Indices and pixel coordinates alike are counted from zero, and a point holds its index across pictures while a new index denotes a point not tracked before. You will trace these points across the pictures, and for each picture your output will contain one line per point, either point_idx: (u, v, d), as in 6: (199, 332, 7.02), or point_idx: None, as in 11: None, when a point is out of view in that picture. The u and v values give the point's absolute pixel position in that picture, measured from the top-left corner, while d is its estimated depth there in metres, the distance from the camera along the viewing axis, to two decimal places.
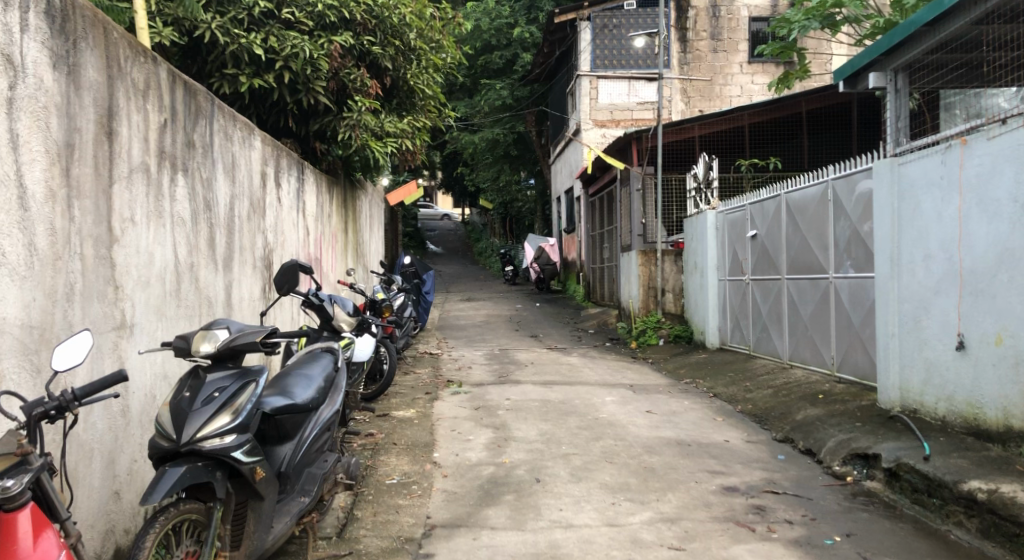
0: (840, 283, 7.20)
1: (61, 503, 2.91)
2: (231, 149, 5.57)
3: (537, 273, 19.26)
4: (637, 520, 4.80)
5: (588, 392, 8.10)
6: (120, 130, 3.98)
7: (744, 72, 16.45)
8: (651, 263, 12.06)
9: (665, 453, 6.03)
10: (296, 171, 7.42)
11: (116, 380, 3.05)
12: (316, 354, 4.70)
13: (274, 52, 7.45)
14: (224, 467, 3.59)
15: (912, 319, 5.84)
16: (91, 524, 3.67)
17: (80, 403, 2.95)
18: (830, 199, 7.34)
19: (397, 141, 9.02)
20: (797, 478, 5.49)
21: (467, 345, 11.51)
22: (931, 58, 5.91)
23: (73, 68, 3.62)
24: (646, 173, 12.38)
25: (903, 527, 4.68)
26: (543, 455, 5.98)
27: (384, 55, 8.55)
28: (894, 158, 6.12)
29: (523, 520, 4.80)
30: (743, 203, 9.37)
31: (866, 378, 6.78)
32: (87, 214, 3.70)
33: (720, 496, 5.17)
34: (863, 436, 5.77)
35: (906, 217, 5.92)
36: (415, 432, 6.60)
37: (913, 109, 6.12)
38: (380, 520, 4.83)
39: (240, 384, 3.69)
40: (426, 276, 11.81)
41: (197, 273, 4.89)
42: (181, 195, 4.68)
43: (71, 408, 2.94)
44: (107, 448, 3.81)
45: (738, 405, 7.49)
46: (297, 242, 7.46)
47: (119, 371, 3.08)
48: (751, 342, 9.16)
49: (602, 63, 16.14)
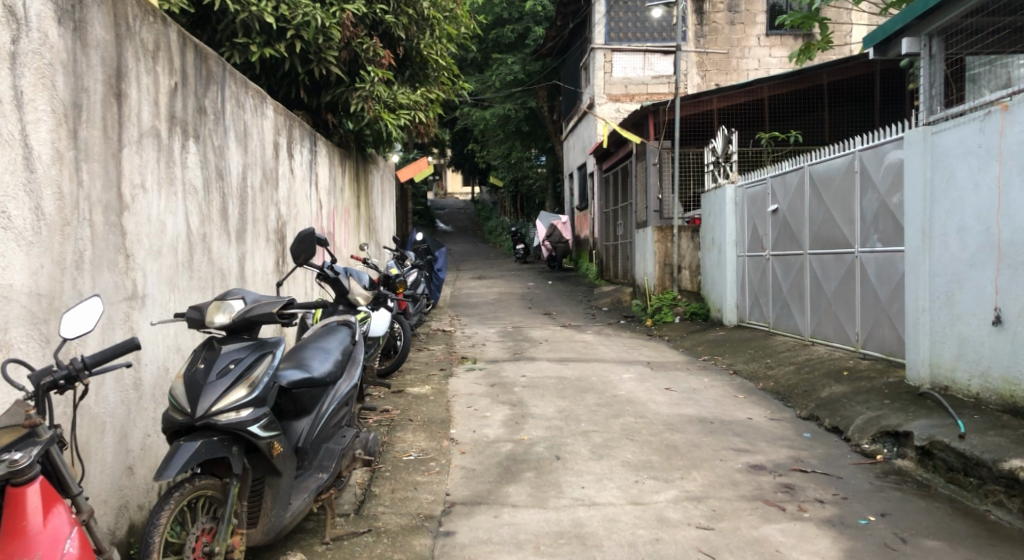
0: (866, 258, 7.03)
1: (72, 478, 2.78)
2: (244, 117, 5.41)
3: (548, 251, 19.04)
4: (662, 499, 4.66)
5: (604, 369, 7.96)
6: (129, 92, 3.82)
7: (762, 45, 16.14)
8: (666, 240, 11.76)
9: (687, 430, 5.88)
10: (309, 141, 7.25)
11: (127, 348, 2.90)
12: (332, 327, 4.56)
13: (285, 20, 7.25)
14: (240, 442, 3.46)
15: (945, 292, 5.66)
16: (105, 500, 3.56)
17: (90, 372, 2.80)
18: (857, 171, 7.14)
19: (410, 114, 8.82)
20: (825, 457, 5.34)
21: (479, 323, 11.37)
22: (967, 21, 5.71)
23: (80, 24, 3.47)
24: (662, 147, 12.19)
25: (939, 507, 4.53)
26: (562, 432, 5.84)
27: (398, 24, 8.34)
28: (927, 126, 5.89)
29: (545, 498, 4.67)
30: (763, 176, 9.15)
31: (893, 355, 6.63)
32: (96, 178, 3.56)
33: (747, 474, 5.02)
34: (893, 413, 5.58)
35: (940, 188, 5.72)
36: (431, 409, 6.46)
37: (948, 75, 5.88)
38: (399, 497, 4.70)
39: (256, 355, 3.55)
40: (439, 253, 11.65)
41: (209, 243, 4.74)
42: (193, 162, 4.53)
43: (81, 378, 2.79)
44: (119, 422, 3.68)
45: (759, 382, 7.32)
46: (310, 215, 7.32)
47: (130, 339, 2.93)
48: (770, 319, 8.99)
49: (616, 36, 15.83)
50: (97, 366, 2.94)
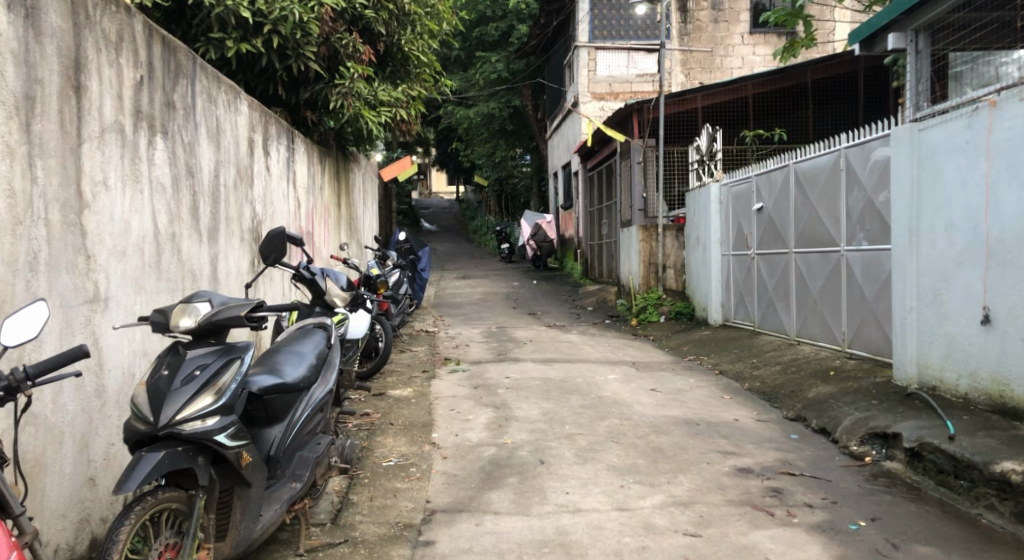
0: (853, 257, 6.93)
1: (13, 497, 2.64)
2: (216, 113, 5.25)
3: (533, 250, 18.89)
4: (648, 504, 4.53)
5: (589, 369, 7.83)
6: (89, 85, 3.69)
7: (746, 44, 16.07)
8: (652, 239, 11.74)
9: (673, 432, 5.76)
10: (286, 138, 7.08)
11: (74, 356, 2.75)
12: (307, 329, 4.40)
13: (262, 15, 7.07)
14: (206, 452, 3.31)
15: (932, 292, 5.56)
16: (64, 513, 3.42)
17: (33, 383, 2.66)
18: (843, 168, 7.04)
19: (391, 111, 8.65)
20: (813, 459, 5.23)
21: (464, 323, 11.21)
22: (953, 17, 5.61)
23: (32, 11, 3.34)
24: (647, 145, 12.06)
25: (931, 511, 4.43)
26: (546, 435, 5.70)
27: (377, 19, 8.19)
28: (914, 123, 5.79)
29: (529, 505, 4.54)
30: (748, 174, 9.05)
31: (880, 354, 6.54)
32: (53, 175, 3.44)
33: (735, 478, 4.91)
34: (881, 414, 5.48)
35: (927, 186, 5.62)
36: (413, 412, 6.31)
37: (934, 70, 5.79)
38: (377, 505, 4.56)
39: (223, 361, 3.40)
40: (422, 252, 11.50)
41: (179, 243, 4.59)
42: (161, 158, 4.37)
43: (23, 389, 2.65)
44: (79, 431, 3.53)
45: (746, 382, 7.21)
46: (288, 214, 7.15)
47: (78, 347, 2.78)
48: (756, 318, 8.89)
49: (600, 34, 15.74)
50: (42, 377, 2.76)
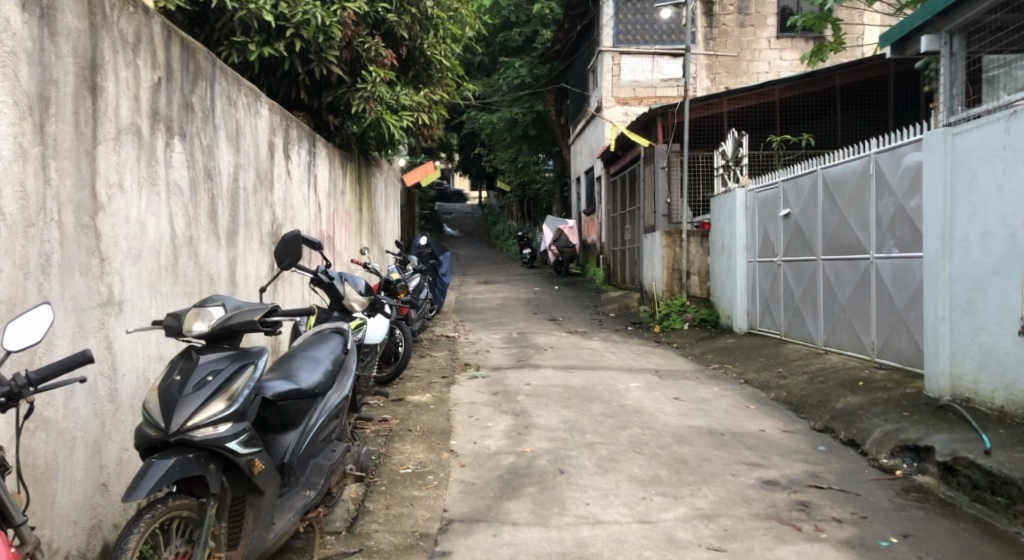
0: (882, 264, 6.77)
1: (15, 507, 2.59)
2: (236, 115, 5.20)
3: (555, 256, 18.78)
4: (671, 517, 4.41)
5: (611, 377, 7.71)
6: (105, 86, 3.65)
7: (772, 48, 15.88)
8: (675, 245, 11.61)
9: (697, 443, 5.63)
10: (307, 142, 7.04)
11: (78, 361, 2.70)
12: (324, 335, 4.33)
13: (284, 19, 7.03)
14: (218, 459, 3.24)
15: (966, 301, 5.40)
16: (76, 520, 3.36)
17: (35, 389, 2.61)
18: (872, 174, 6.89)
19: (413, 115, 8.57)
20: (841, 472, 5.08)
21: (484, 328, 11.12)
22: (990, 18, 5.44)
23: (48, 11, 3.30)
24: (671, 150, 11.92)
25: (966, 528, 4.27)
26: (566, 444, 5.59)
27: (400, 23, 8.12)
28: (948, 127, 5.64)
29: (548, 515, 4.43)
30: (774, 180, 8.91)
31: (910, 365, 6.37)
32: (67, 177, 3.39)
33: (760, 491, 4.77)
34: (912, 426, 5.32)
35: (961, 192, 5.46)
36: (431, 418, 6.23)
37: (968, 74, 5.64)
38: (393, 513, 4.47)
39: (236, 366, 3.33)
40: (443, 257, 11.44)
41: (197, 247, 4.54)
42: (178, 161, 4.32)
43: (24, 395, 2.60)
44: (91, 437, 3.48)
45: (771, 392, 7.06)
46: (308, 219, 7.10)
47: (82, 352, 2.72)
48: (782, 326, 8.73)
49: (624, 38, 15.63)
50: (45, 382, 2.72)
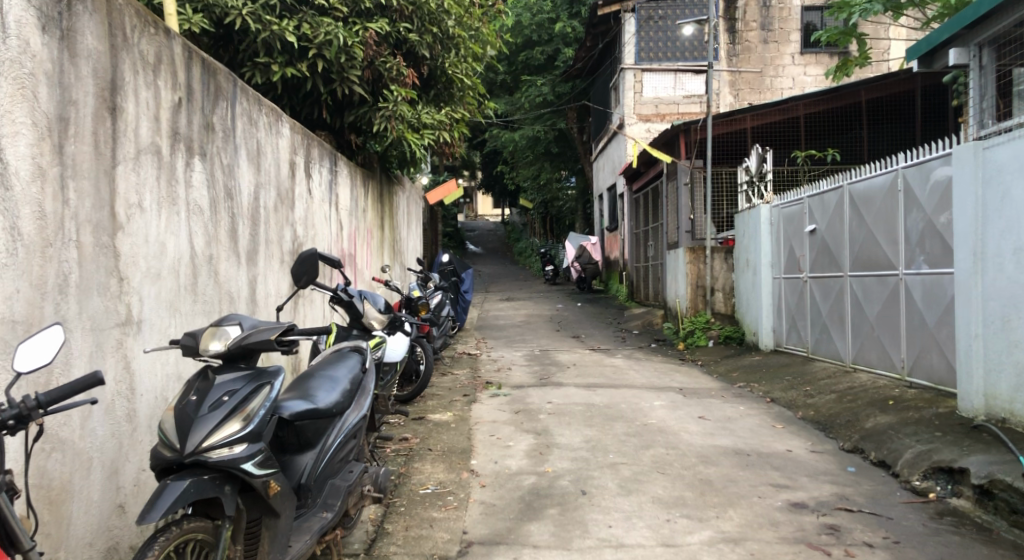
0: (912, 280, 6.64)
1: (24, 532, 2.56)
2: (257, 136, 5.19)
3: (577, 272, 18.69)
4: (695, 540, 4.31)
5: (635, 395, 7.60)
6: (125, 106, 3.64)
7: (796, 64, 15.75)
8: (699, 261, 11.45)
9: (722, 463, 5.52)
10: (328, 161, 7.03)
11: (89, 383, 2.65)
12: (343, 353, 4.28)
13: (306, 40, 7.05)
14: (234, 480, 3.19)
15: (1000, 318, 5.26)
16: (92, 542, 3.33)
17: (44, 411, 2.58)
18: (900, 189, 6.77)
19: (435, 134, 8.54)
20: (871, 494, 4.95)
21: (506, 346, 11.05)
22: (1020, 31, 5.34)
23: (68, 32, 3.30)
24: (694, 166, 11.79)
25: (1004, 554, 4.13)
26: (588, 464, 5.50)
27: (422, 43, 8.11)
28: (978, 141, 5.52)
29: (569, 538, 4.34)
30: (800, 196, 8.79)
31: (941, 384, 6.23)
32: (86, 197, 3.38)
33: (788, 514, 4.65)
34: (945, 447, 5.17)
35: (994, 206, 5.33)
36: (452, 437, 6.16)
37: (998, 87, 5.53)
38: (412, 535, 4.40)
39: (253, 387, 3.29)
40: (465, 274, 11.40)
41: (216, 265, 4.52)
42: (198, 180, 4.30)
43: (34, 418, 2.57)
44: (109, 457, 3.44)
45: (799, 411, 6.92)
46: (329, 237, 7.09)
47: (93, 374, 2.68)
48: (808, 344, 8.59)
49: (647, 55, 15.57)
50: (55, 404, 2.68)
